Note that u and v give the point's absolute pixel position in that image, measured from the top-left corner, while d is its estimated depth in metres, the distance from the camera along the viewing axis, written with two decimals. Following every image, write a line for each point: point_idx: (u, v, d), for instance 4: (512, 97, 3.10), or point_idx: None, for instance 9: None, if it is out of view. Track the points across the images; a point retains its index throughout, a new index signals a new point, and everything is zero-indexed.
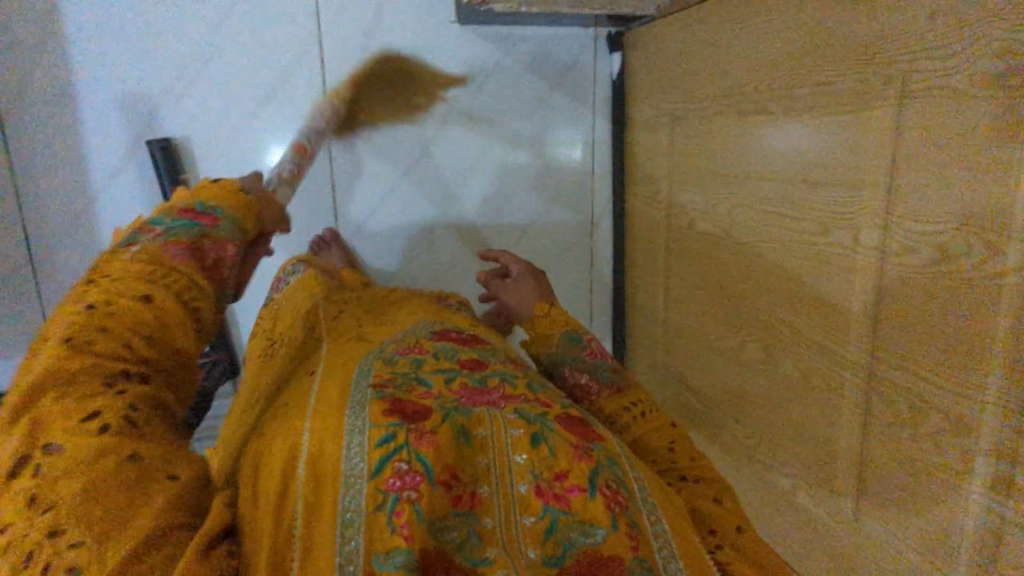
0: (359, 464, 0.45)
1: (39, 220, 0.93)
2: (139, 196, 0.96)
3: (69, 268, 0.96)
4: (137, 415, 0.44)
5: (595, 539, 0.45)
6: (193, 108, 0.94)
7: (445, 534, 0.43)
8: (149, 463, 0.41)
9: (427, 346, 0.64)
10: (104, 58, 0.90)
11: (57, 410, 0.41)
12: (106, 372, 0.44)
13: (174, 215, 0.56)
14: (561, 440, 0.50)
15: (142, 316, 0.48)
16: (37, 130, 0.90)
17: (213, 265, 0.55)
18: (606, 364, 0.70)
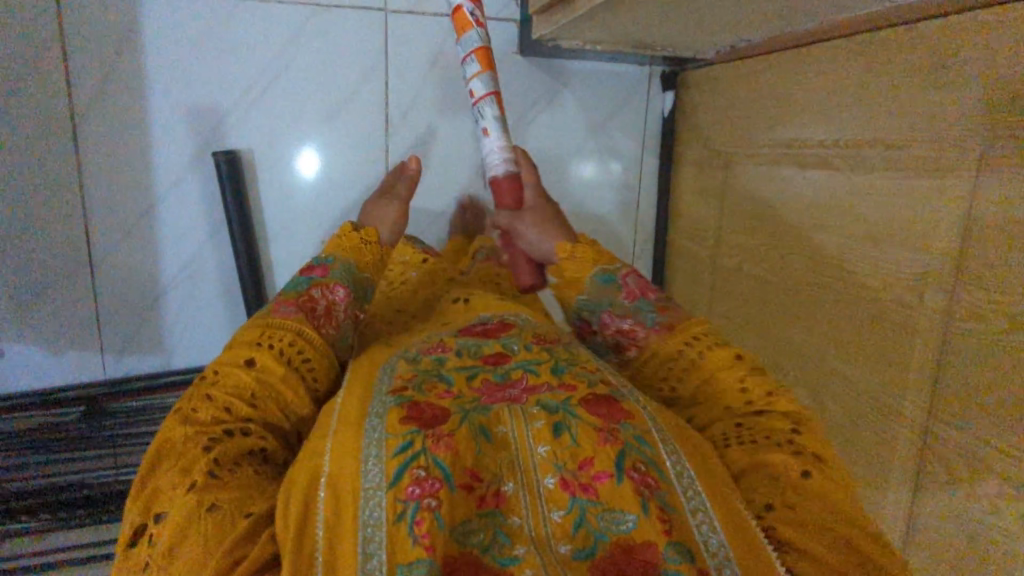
0: (377, 475, 0.47)
1: (101, 223, 0.96)
2: (197, 205, 1.00)
3: (125, 270, 0.99)
4: (233, 465, 0.51)
5: (625, 527, 0.46)
6: (260, 124, 0.99)
7: (469, 538, 0.45)
8: (225, 509, 0.46)
9: (450, 342, 0.65)
10: (182, 73, 0.94)
11: (169, 478, 0.48)
12: (206, 434, 0.52)
13: (299, 276, 0.71)
14: (584, 426, 0.51)
15: (240, 381, 0.57)
16: (111, 137, 0.94)
17: (324, 311, 0.68)
18: (650, 306, 0.71)
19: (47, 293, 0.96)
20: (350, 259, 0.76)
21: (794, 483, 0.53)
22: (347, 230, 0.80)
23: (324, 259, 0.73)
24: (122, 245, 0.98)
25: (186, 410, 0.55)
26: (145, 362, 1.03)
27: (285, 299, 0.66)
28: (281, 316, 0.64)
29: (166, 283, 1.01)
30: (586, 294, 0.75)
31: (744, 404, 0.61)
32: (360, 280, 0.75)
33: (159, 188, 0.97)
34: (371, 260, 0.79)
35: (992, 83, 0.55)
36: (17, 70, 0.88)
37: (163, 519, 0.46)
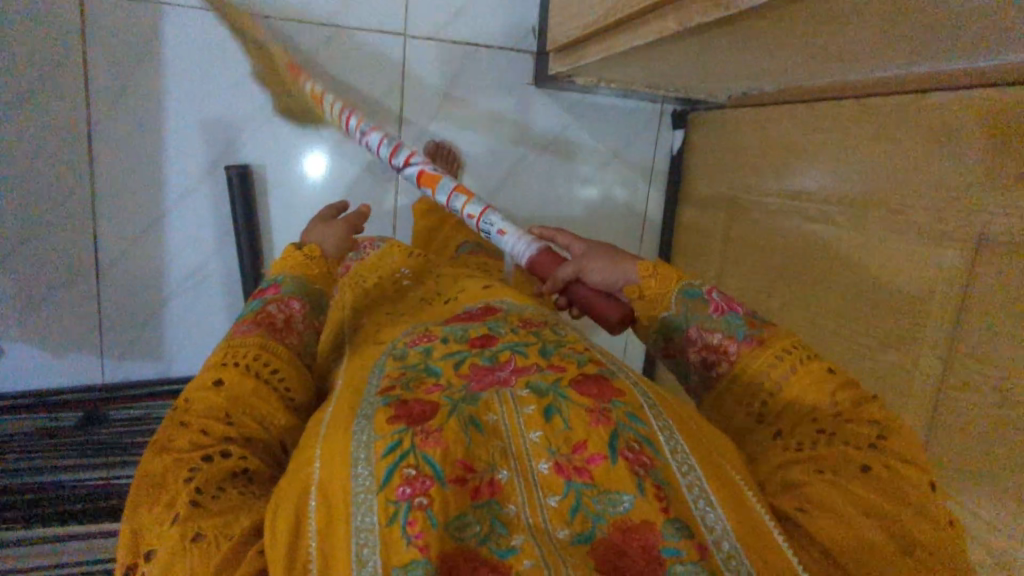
0: (366, 479, 0.45)
1: (110, 230, 0.97)
2: (206, 216, 1.01)
3: (131, 276, 1.00)
4: (218, 488, 0.48)
5: (623, 508, 0.45)
6: (270, 140, 1.00)
7: (465, 532, 0.43)
8: (209, 538, 0.44)
9: (438, 331, 0.64)
10: (194, 87, 0.95)
11: (150, 516, 0.46)
12: (185, 462, 0.49)
13: (250, 301, 0.68)
14: (574, 408, 0.50)
15: (210, 402, 0.54)
16: (124, 146, 0.95)
17: (285, 323, 0.65)
18: (740, 318, 0.55)
19: (53, 297, 0.96)
20: (300, 273, 0.72)
21: (851, 477, 0.46)
22: (289, 252, 0.76)
23: (273, 279, 0.70)
24: (129, 252, 0.99)
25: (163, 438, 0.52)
26: (146, 367, 1.04)
27: (243, 320, 0.63)
28: (241, 335, 0.61)
29: (171, 290, 1.02)
30: (669, 314, 0.58)
31: (827, 409, 0.50)
32: (312, 291, 0.71)
33: (169, 198, 0.98)
34: (322, 272, 0.75)
35: (990, 152, 0.57)
36: (35, 81, 0.89)
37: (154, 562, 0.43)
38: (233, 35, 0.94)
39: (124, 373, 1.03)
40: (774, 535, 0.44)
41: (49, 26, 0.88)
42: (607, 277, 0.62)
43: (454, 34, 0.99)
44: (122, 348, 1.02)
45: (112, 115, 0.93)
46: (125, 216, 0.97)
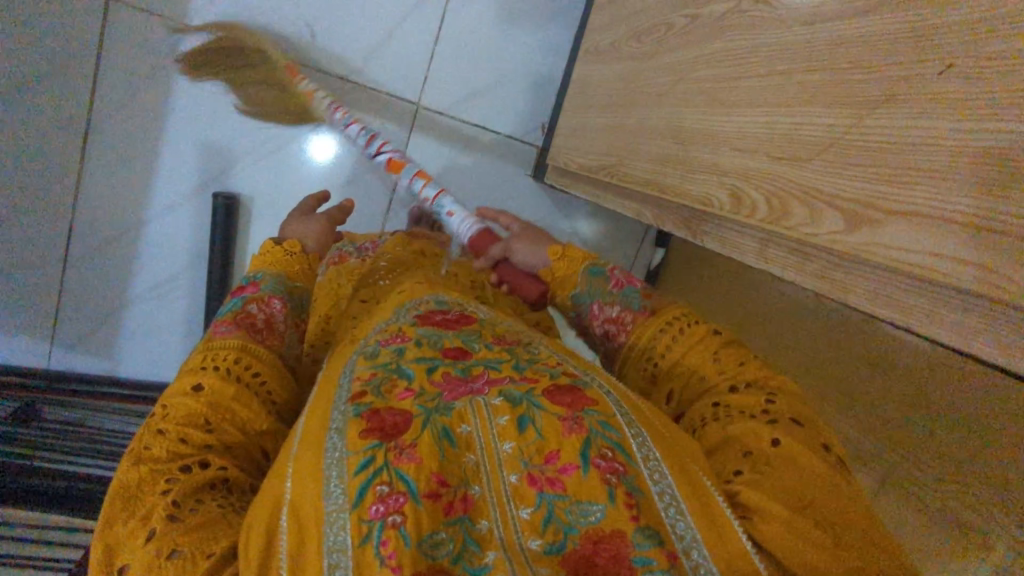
0: (339, 496, 0.40)
1: (84, 227, 0.99)
2: (186, 231, 1.03)
3: (99, 273, 1.01)
4: (243, 432, 0.50)
5: (593, 518, 0.40)
6: (264, 175, 1.04)
7: (438, 550, 0.39)
8: (179, 484, 0.44)
9: (411, 332, 0.54)
10: (202, 111, 1.00)
11: (147, 439, 0.47)
12: (186, 395, 0.50)
13: (229, 298, 0.62)
14: (548, 416, 0.44)
15: (222, 344, 0.54)
16: (118, 152, 0.98)
17: (265, 324, 0.60)
18: (637, 291, 0.58)
19: (20, 273, 0.97)
20: (279, 271, 0.69)
21: (764, 452, 0.43)
22: (270, 248, 0.73)
23: (253, 275, 0.67)
24: (105, 249, 1.00)
25: (210, 355, 0.54)
26: (91, 364, 1.03)
27: (221, 319, 0.58)
28: (256, 295, 0.63)
29: (135, 295, 1.03)
30: (577, 291, 0.61)
31: (715, 380, 0.50)
32: (294, 289, 0.68)
33: (153, 204, 1.01)
34: (301, 268, 0.73)
35: (962, 376, 0.66)
36: (44, 73, 0.93)
37: (169, 468, 0.45)
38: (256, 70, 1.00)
39: (72, 364, 1.02)
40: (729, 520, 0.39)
41: (67, 24, 0.92)
42: (527, 259, 0.66)
43: (458, 115, 1.06)
44: (76, 337, 1.02)
45: (116, 116, 0.97)
46: (107, 211, 0.99)
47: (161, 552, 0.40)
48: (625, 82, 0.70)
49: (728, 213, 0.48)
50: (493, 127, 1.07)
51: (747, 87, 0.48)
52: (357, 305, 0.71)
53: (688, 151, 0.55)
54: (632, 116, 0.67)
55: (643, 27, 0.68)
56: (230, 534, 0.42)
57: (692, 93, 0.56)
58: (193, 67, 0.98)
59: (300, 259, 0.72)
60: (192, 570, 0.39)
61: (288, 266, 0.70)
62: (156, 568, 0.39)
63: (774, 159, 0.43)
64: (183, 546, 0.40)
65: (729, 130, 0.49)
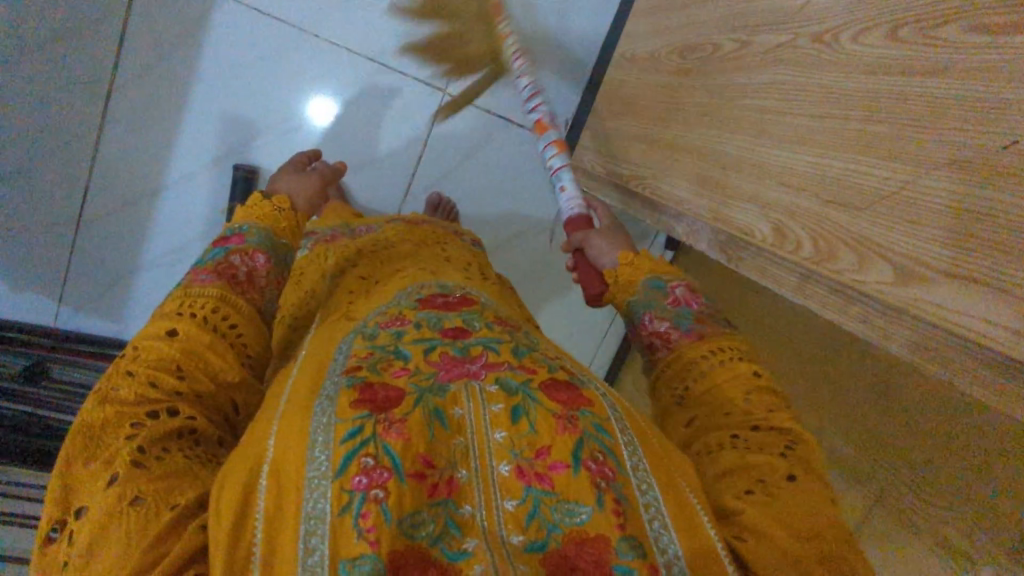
0: (322, 464, 0.37)
1: (99, 191, 0.98)
2: (202, 201, 1.02)
3: (113, 231, 1.00)
4: (217, 384, 0.44)
5: (580, 519, 0.37)
6: (284, 146, 1.03)
7: (417, 530, 0.36)
8: (144, 433, 0.38)
9: (410, 315, 0.54)
10: (233, 80, 0.99)
11: (111, 378, 0.41)
12: (159, 337, 0.43)
13: (208, 248, 0.53)
14: (544, 411, 0.41)
15: (205, 289, 0.47)
16: (144, 110, 0.97)
17: (247, 278, 0.51)
18: (693, 312, 0.51)
19: (32, 220, 0.96)
20: (269, 224, 0.58)
21: (778, 489, 0.39)
22: (256, 198, 0.61)
23: (240, 227, 0.56)
24: (123, 210, 1.00)
25: (189, 300, 0.47)
26: (96, 326, 1.03)
27: (198, 267, 0.50)
28: (236, 255, 0.52)
29: (146, 260, 1.03)
30: (631, 300, 0.54)
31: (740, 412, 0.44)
32: (281, 246, 0.57)
33: (174, 168, 1.00)
34: (289, 227, 0.59)
35: None
36: (73, 29, 0.92)
37: (136, 413, 0.39)
38: (292, 46, 0.99)
39: (76, 321, 1.02)
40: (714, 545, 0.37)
41: None
42: (601, 252, 0.63)
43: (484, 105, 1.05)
44: (84, 295, 1.01)
45: (148, 74, 0.96)
46: (128, 172, 0.99)
47: (122, 505, 0.34)
48: (664, 96, 0.71)
49: (771, 246, 0.50)
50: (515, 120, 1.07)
51: (797, 125, 0.49)
52: (354, 283, 0.70)
53: (730, 178, 0.56)
54: (672, 132, 0.68)
55: (688, 44, 0.69)
56: (198, 492, 0.37)
57: (741, 119, 0.57)
58: (231, 41, 0.98)
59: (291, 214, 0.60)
60: (156, 526, 0.34)
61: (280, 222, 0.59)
62: (115, 520, 0.34)
63: (827, 200, 0.45)
64: (147, 499, 0.35)
65: (776, 162, 0.50)
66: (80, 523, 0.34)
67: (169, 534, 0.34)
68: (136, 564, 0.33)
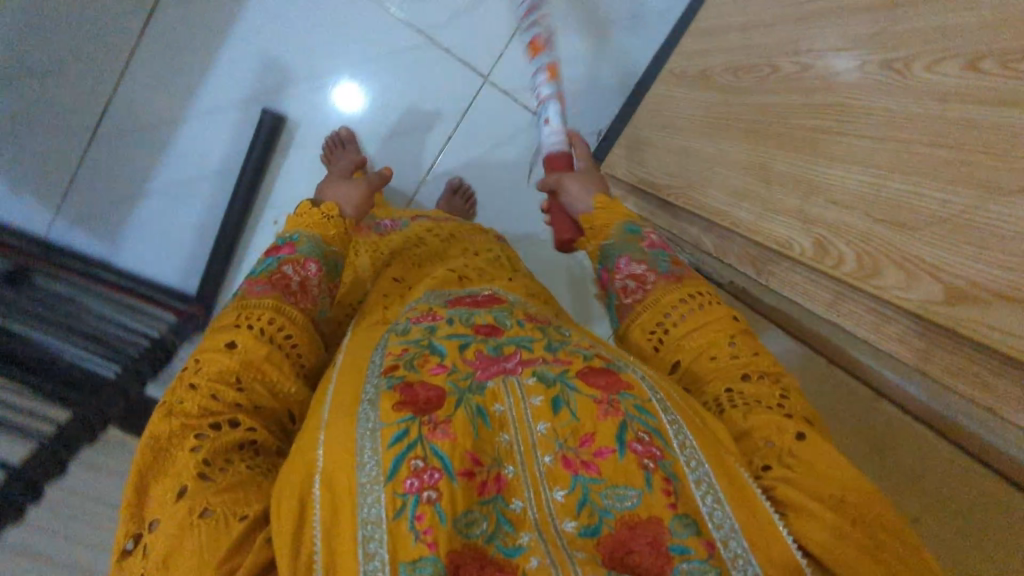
0: (372, 469, 0.39)
1: (117, 112, 0.97)
2: (219, 141, 1.00)
3: (122, 155, 0.99)
4: (274, 395, 0.47)
5: (630, 503, 0.38)
6: (314, 101, 1.01)
7: (471, 529, 0.38)
8: (207, 446, 0.41)
9: (442, 312, 0.55)
10: (272, 27, 0.99)
11: (177, 394, 0.44)
12: (218, 354, 0.46)
13: (260, 258, 0.55)
14: (583, 398, 0.42)
15: (257, 302, 0.50)
16: (175, 43, 0.98)
17: (300, 287, 0.53)
18: (667, 255, 0.55)
19: (46, 135, 0.96)
20: (316, 233, 0.59)
21: (792, 448, 0.39)
22: (304, 206, 0.63)
23: (291, 238, 0.57)
24: (139, 135, 0.99)
25: (246, 312, 0.49)
26: (90, 247, 0.99)
27: (253, 277, 0.52)
28: (290, 270, 0.54)
29: (152, 188, 1.00)
30: (606, 243, 0.58)
31: (728, 363, 0.46)
32: (330, 253, 0.58)
33: (198, 102, 0.99)
34: (340, 234, 0.61)
35: None
36: None
37: (201, 425, 0.42)
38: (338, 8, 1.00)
39: (66, 239, 0.98)
40: (766, 509, 0.37)
41: None
42: (574, 199, 0.65)
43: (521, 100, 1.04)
44: (82, 215, 0.99)
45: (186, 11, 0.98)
46: (150, 99, 0.98)
47: (193, 511, 0.37)
48: (712, 111, 0.71)
49: (810, 258, 0.50)
50: None
51: (853, 146, 0.49)
52: (388, 285, 0.70)
53: (772, 193, 0.57)
54: (717, 146, 0.68)
55: (745, 64, 0.69)
56: (261, 499, 0.40)
57: (791, 140, 0.57)
58: None
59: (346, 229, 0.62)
60: (223, 533, 0.37)
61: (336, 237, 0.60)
62: (188, 526, 0.37)
63: (877, 220, 0.44)
64: (214, 506, 0.38)
65: (824, 181, 0.50)
66: (155, 530, 0.38)
67: (236, 543, 0.37)
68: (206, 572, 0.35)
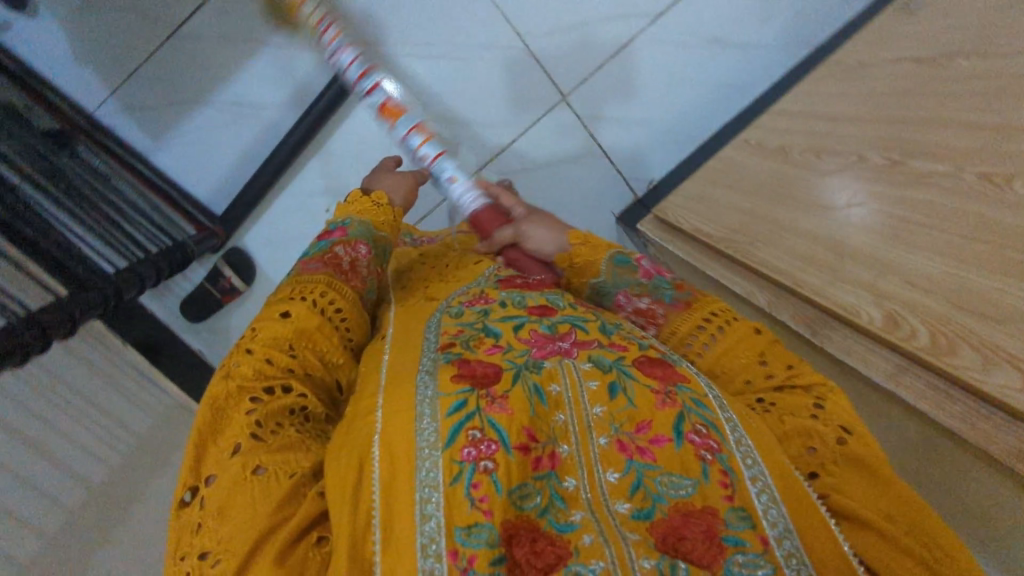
0: (431, 434, 0.42)
1: (204, 16, 0.96)
2: (294, 75, 1.00)
3: (193, 56, 0.97)
4: (323, 366, 0.52)
5: (684, 492, 0.40)
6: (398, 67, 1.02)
7: (525, 501, 0.40)
8: (260, 408, 0.46)
9: (494, 295, 0.57)
10: None
11: (233, 360, 0.49)
12: (273, 323, 0.51)
13: (315, 241, 0.62)
14: (640, 386, 0.46)
15: (311, 280, 0.56)
16: None
17: (350, 267, 0.59)
18: (668, 282, 0.58)
19: (128, 17, 0.94)
20: (367, 218, 0.65)
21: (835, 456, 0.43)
22: (357, 194, 0.69)
23: (342, 221, 0.64)
24: (218, 43, 0.97)
25: (300, 286, 0.55)
26: (134, 137, 0.98)
27: (308, 257, 0.59)
28: (343, 250, 0.60)
29: (212, 99, 0.99)
30: (600, 280, 0.61)
31: (762, 379, 0.50)
32: (379, 239, 0.64)
33: (286, 32, 0.99)
34: (388, 220, 0.67)
35: None
36: None
37: (255, 387, 0.47)
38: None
39: (111, 121, 0.96)
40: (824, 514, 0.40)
41: None
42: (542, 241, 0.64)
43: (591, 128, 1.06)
44: (135, 104, 0.97)
45: None
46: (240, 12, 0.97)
47: (247, 467, 0.42)
48: (786, 184, 0.75)
49: (877, 329, 0.54)
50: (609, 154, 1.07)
51: (942, 240, 0.52)
52: (433, 271, 0.71)
53: (845, 266, 0.60)
54: (791, 215, 0.71)
55: (827, 149, 0.72)
56: (309, 458, 0.45)
57: (875, 223, 0.59)
58: None
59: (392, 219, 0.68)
60: (273, 487, 0.41)
61: (385, 226, 0.67)
62: (243, 479, 0.42)
63: (966, 312, 0.47)
64: (267, 464, 0.42)
65: (909, 266, 0.53)
66: (211, 483, 0.42)
67: (286, 499, 0.41)
68: (258, 522, 0.40)
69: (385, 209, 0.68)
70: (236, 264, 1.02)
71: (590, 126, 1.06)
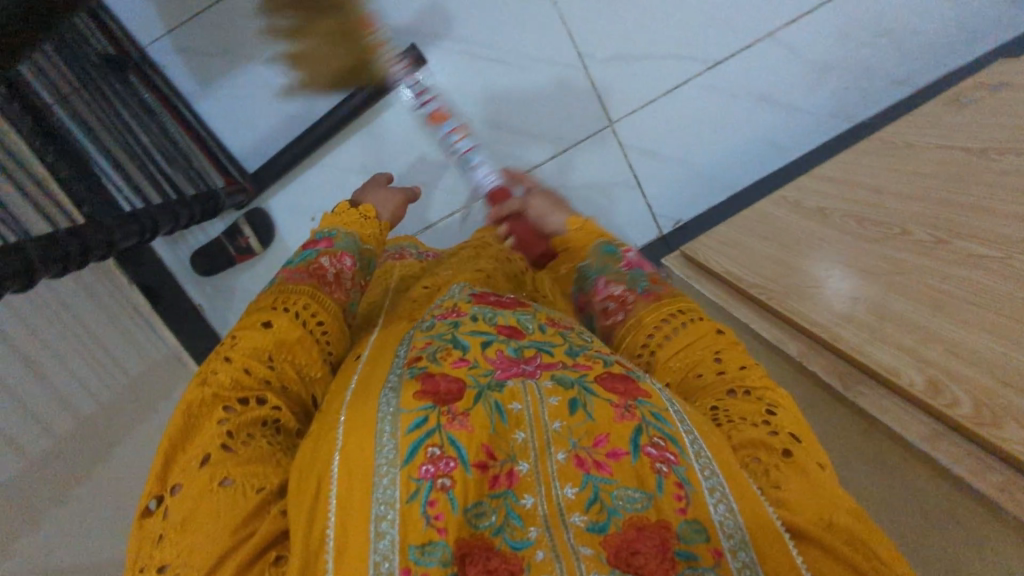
0: (389, 452, 0.38)
1: None
2: None
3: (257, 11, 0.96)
4: (303, 380, 0.48)
5: (640, 505, 0.37)
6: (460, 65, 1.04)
7: (480, 519, 0.37)
8: (232, 417, 0.43)
9: (466, 309, 0.51)
10: None
11: (211, 370, 0.46)
12: (251, 333, 0.48)
13: (299, 250, 0.60)
14: (600, 400, 0.41)
15: (292, 293, 0.53)
16: None
17: (335, 278, 0.57)
18: (645, 273, 0.60)
19: None
20: (352, 230, 0.65)
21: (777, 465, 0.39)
22: (344, 207, 0.69)
23: (329, 232, 0.63)
24: None
25: (282, 297, 0.52)
26: (182, 80, 0.97)
27: (290, 268, 0.56)
28: (330, 261, 0.58)
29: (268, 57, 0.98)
30: (587, 265, 0.63)
31: (714, 377, 0.48)
32: (364, 251, 0.64)
33: None
34: (374, 235, 0.67)
35: None
36: None
37: (229, 396, 0.44)
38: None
39: (163, 61, 0.96)
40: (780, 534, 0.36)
41: None
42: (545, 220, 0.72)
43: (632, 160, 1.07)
44: (190, 48, 0.96)
45: None
46: None
47: (211, 479, 0.39)
48: (826, 244, 0.76)
49: (919, 392, 0.55)
50: (644, 188, 1.08)
51: (994, 319, 0.53)
52: (423, 285, 0.68)
53: (886, 328, 0.62)
54: (830, 274, 0.72)
55: (872, 219, 0.73)
56: (278, 475, 0.41)
57: (922, 294, 0.61)
58: None
59: (377, 232, 0.68)
60: (237, 504, 0.38)
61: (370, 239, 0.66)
62: (207, 493, 0.38)
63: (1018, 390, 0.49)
64: (234, 477, 0.39)
65: (960, 338, 0.55)
66: (174, 494, 0.39)
67: (247, 519, 0.38)
68: (220, 544, 0.36)
69: (370, 222, 0.68)
70: (257, 225, 0.99)
71: (632, 156, 1.07)
